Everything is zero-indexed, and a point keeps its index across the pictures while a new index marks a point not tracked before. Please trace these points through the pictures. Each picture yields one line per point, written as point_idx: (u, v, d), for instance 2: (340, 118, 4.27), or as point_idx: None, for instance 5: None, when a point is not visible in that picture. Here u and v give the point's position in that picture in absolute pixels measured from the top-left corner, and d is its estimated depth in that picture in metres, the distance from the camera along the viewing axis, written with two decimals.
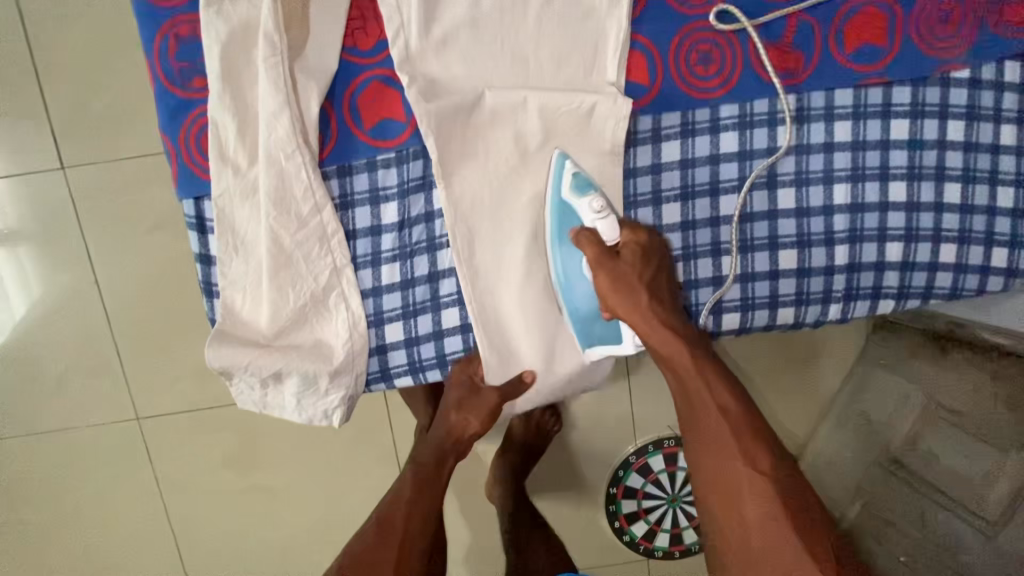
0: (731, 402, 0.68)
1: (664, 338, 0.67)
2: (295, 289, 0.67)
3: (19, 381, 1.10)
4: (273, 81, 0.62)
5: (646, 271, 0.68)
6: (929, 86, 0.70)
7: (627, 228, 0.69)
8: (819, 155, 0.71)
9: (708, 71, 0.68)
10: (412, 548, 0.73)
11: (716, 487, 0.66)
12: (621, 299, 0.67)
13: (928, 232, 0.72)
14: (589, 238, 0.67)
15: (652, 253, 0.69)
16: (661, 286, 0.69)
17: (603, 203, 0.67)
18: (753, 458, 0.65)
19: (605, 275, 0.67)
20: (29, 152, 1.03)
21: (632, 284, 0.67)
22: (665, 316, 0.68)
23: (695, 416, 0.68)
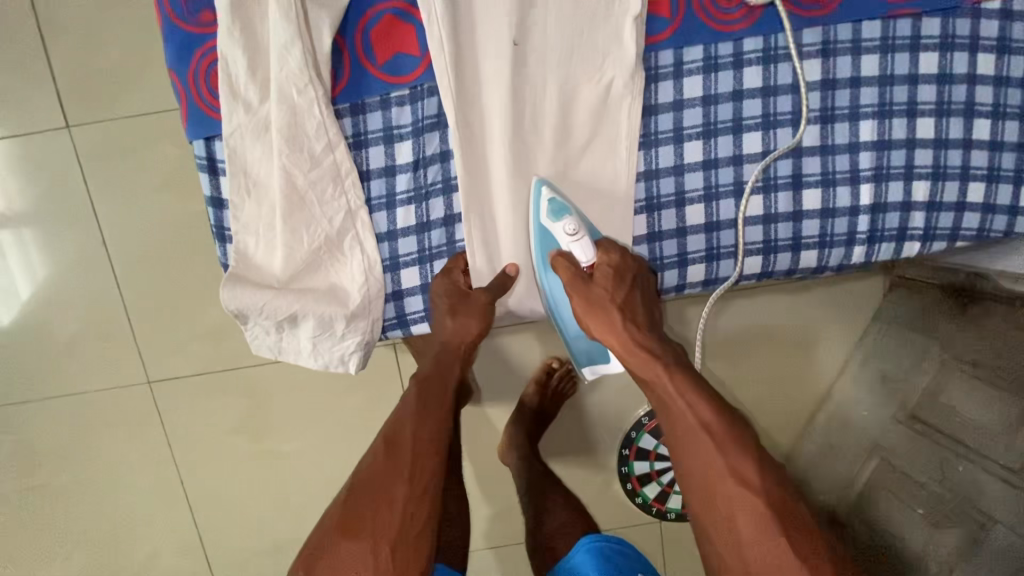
0: (711, 416, 0.64)
1: (640, 358, 0.68)
2: (309, 230, 0.66)
3: (30, 345, 1.09)
4: (283, 11, 0.60)
5: (618, 291, 0.69)
6: (959, 18, 0.68)
7: (600, 248, 0.70)
8: (846, 90, 0.69)
9: (732, 2, 0.66)
10: (427, 469, 0.68)
11: (709, 510, 0.62)
12: (598, 320, 0.70)
13: (956, 170, 0.70)
14: (564, 261, 0.69)
15: (626, 271, 0.69)
16: (635, 307, 0.70)
17: (575, 225, 0.68)
18: (740, 474, 0.61)
19: (580, 298, 0.69)
20: (34, 110, 1.01)
21: (604, 304, 0.69)
22: (637, 337, 0.70)
23: (678, 434, 0.65)
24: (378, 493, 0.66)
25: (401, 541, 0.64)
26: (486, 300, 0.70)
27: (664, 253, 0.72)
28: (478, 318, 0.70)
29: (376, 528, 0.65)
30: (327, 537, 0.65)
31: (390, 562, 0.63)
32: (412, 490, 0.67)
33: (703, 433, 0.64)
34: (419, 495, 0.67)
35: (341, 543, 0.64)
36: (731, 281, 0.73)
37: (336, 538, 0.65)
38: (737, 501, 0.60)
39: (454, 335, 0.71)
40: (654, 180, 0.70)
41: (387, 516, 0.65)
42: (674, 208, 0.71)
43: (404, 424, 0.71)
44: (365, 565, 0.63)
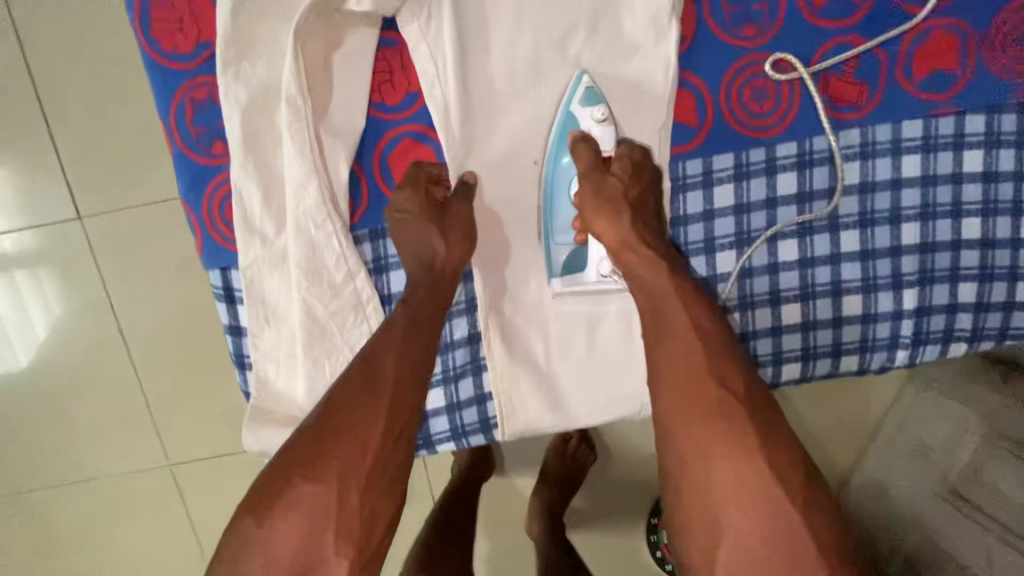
0: (711, 320, 0.54)
1: (643, 258, 0.58)
2: (330, 360, 0.64)
3: (51, 436, 1.09)
4: (298, 148, 0.58)
5: (633, 187, 0.60)
6: (1006, 113, 0.64)
7: (625, 143, 0.62)
8: (886, 193, 0.65)
9: (764, 107, 0.63)
10: (407, 408, 0.56)
11: (683, 413, 0.50)
12: (601, 211, 0.60)
13: (1003, 270, 0.67)
14: (587, 144, 0.61)
15: (644, 169, 0.61)
16: (647, 210, 0.61)
17: (606, 114, 0.61)
18: (727, 382, 0.51)
19: (590, 187, 0.60)
20: (46, 203, 1.00)
21: (614, 196, 0.60)
22: (638, 235, 0.59)
23: (663, 336, 0.54)
24: (339, 429, 0.52)
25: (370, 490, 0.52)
26: (471, 216, 0.62)
27: None
28: (464, 245, 0.62)
29: (343, 469, 0.51)
30: (280, 468, 0.51)
31: (360, 511, 0.51)
32: (389, 427, 0.54)
33: (701, 337, 0.53)
34: (397, 435, 0.55)
35: (294, 481, 0.50)
36: (768, 386, 0.70)
37: (287, 474, 0.51)
38: (719, 424, 0.49)
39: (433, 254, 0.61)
40: None
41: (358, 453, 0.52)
42: None
43: (388, 347, 0.57)
44: (327, 512, 0.50)
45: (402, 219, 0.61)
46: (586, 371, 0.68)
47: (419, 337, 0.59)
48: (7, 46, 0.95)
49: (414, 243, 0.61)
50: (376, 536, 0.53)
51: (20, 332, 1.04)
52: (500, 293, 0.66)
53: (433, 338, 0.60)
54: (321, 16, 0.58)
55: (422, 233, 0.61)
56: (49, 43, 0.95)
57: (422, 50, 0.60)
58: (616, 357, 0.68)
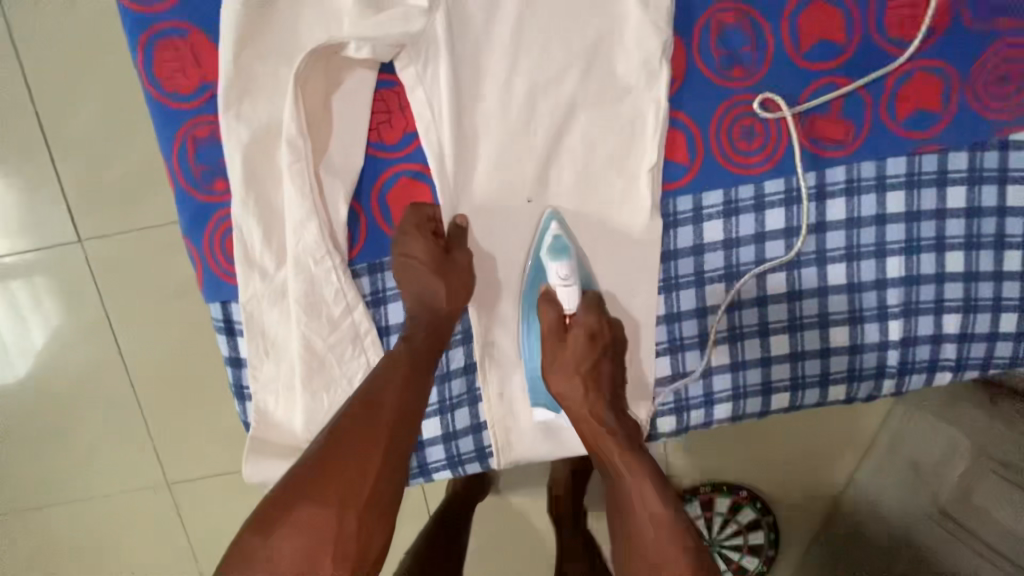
0: (660, 504, 0.56)
1: (597, 433, 0.62)
2: (328, 392, 0.65)
3: (49, 456, 1.09)
4: (298, 187, 0.60)
5: (586, 359, 0.63)
6: (987, 150, 0.66)
7: (586, 302, 0.64)
8: (871, 228, 0.67)
9: (752, 145, 0.65)
10: (403, 439, 0.58)
11: None
12: (558, 376, 0.64)
13: (987, 302, 0.68)
14: (549, 303, 0.65)
15: (600, 335, 0.64)
16: (603, 378, 0.64)
17: (569, 272, 0.63)
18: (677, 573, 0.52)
19: (550, 354, 0.65)
20: (47, 227, 1.01)
21: (570, 369, 0.63)
22: (598, 410, 0.63)
23: (622, 522, 0.58)
24: (342, 456, 0.54)
25: (370, 511, 0.54)
26: (471, 262, 0.64)
27: (690, 395, 0.70)
28: (465, 291, 0.64)
29: (343, 494, 0.53)
30: (284, 494, 0.52)
31: (356, 538, 0.53)
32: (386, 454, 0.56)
33: (652, 525, 0.55)
34: (393, 461, 0.56)
35: (296, 507, 0.52)
36: (758, 415, 0.71)
37: (291, 500, 0.52)
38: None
39: (432, 301, 0.63)
40: (677, 323, 0.69)
41: (358, 479, 0.54)
42: (698, 348, 0.69)
43: (388, 383, 0.59)
44: (325, 539, 0.51)
45: (410, 263, 0.63)
46: None
47: (420, 369, 0.61)
48: (6, 70, 0.95)
49: (416, 290, 0.63)
50: (370, 558, 0.54)
51: (17, 342, 1.05)
52: (498, 324, 0.68)
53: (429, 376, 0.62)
54: (321, 59, 0.60)
55: (424, 281, 0.62)
56: (50, 68, 0.96)
57: (419, 93, 0.61)
58: None
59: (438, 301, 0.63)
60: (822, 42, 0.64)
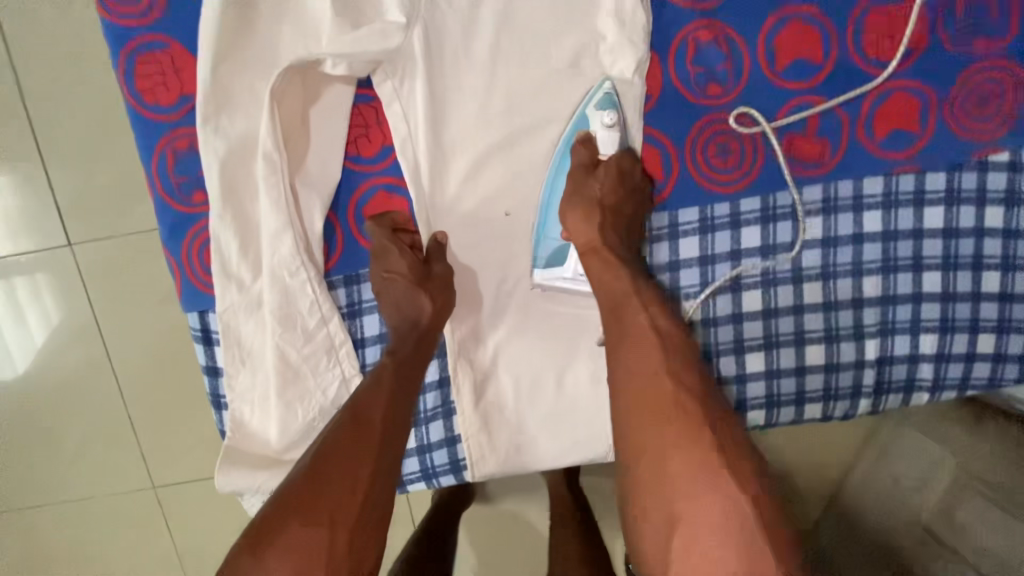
0: (670, 327, 0.55)
1: (606, 265, 0.60)
2: (303, 404, 0.65)
3: (35, 461, 1.06)
4: (274, 200, 0.60)
5: (611, 193, 0.61)
6: (965, 171, 0.65)
7: (622, 152, 0.63)
8: (848, 247, 0.67)
9: (728, 164, 0.65)
10: (394, 455, 0.58)
11: (639, 397, 0.52)
12: (577, 209, 0.62)
13: (965, 322, 0.68)
14: (586, 144, 0.63)
15: (630, 180, 0.63)
16: (620, 221, 0.62)
17: (614, 121, 0.62)
18: (678, 374, 0.52)
19: (574, 188, 0.63)
20: (37, 226, 0.97)
21: (594, 204, 0.61)
22: (608, 239, 0.61)
23: (626, 344, 0.55)
24: (334, 471, 0.53)
25: (362, 528, 0.53)
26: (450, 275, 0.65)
27: None
28: (445, 302, 0.64)
29: (335, 512, 0.52)
30: (275, 513, 0.51)
31: (348, 558, 0.51)
32: (378, 470, 0.55)
33: (664, 344, 0.54)
34: (384, 479, 0.56)
35: (288, 527, 0.50)
36: None
37: (283, 519, 0.50)
38: (674, 422, 0.49)
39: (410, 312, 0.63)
40: None
41: (349, 494, 0.53)
42: None
43: (377, 397, 0.59)
44: (317, 560, 0.49)
45: (391, 280, 0.64)
46: (555, 419, 0.70)
47: (405, 382, 0.61)
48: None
49: (398, 303, 0.64)
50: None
51: (18, 340, 1.01)
52: (472, 339, 0.69)
53: (412, 392, 0.62)
54: (298, 73, 0.60)
55: (404, 296, 0.63)
56: (38, 66, 0.92)
57: (395, 107, 0.62)
58: (583, 401, 0.70)
59: (422, 313, 0.64)
60: (799, 61, 0.64)
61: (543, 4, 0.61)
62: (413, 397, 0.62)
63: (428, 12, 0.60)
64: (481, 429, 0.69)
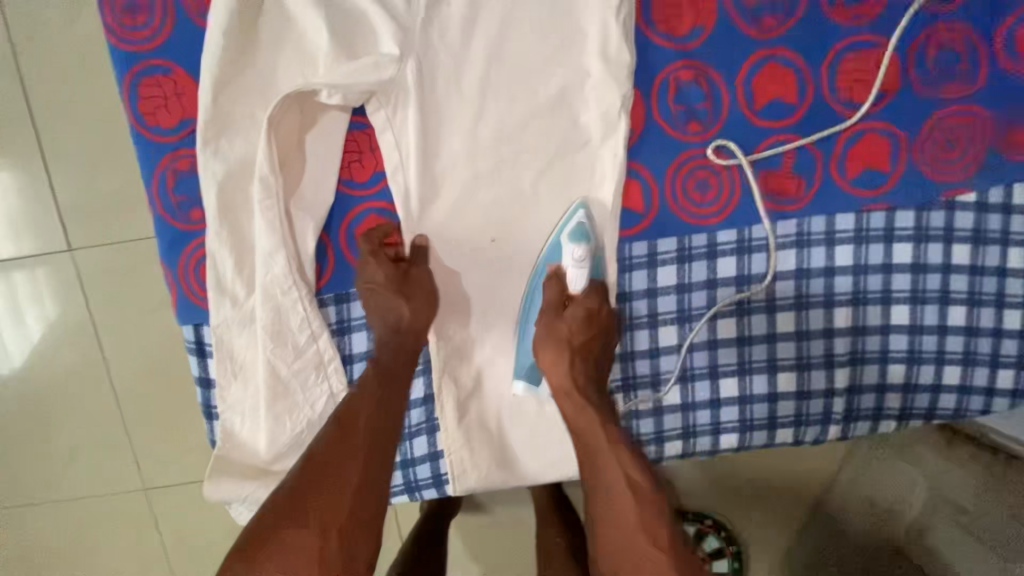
0: (644, 483, 0.58)
1: (579, 408, 0.63)
2: (291, 417, 0.68)
3: (28, 460, 1.07)
4: (269, 221, 0.63)
5: (580, 334, 0.65)
6: (933, 210, 0.68)
7: (591, 286, 0.66)
8: (820, 279, 0.69)
9: (706, 197, 0.68)
10: (382, 457, 0.60)
11: (616, 556, 0.56)
12: (549, 348, 0.65)
13: (931, 354, 0.71)
14: (556, 280, 0.66)
15: (599, 315, 0.66)
16: (591, 356, 0.65)
17: (583, 255, 0.64)
18: (651, 532, 0.56)
19: (544, 325, 0.66)
20: (37, 230, 0.99)
21: (563, 343, 0.65)
22: (581, 378, 0.64)
23: (606, 500, 0.59)
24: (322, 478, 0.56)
25: (352, 529, 0.55)
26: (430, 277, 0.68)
27: (641, 430, 0.72)
28: (427, 305, 0.67)
29: (324, 516, 0.54)
30: (267, 520, 0.54)
31: (339, 556, 0.53)
32: (365, 475, 0.57)
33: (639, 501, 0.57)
34: (373, 483, 0.58)
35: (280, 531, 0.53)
36: (707, 453, 0.73)
37: (274, 523, 0.53)
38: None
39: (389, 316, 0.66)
40: (631, 361, 0.71)
41: (337, 498, 0.55)
42: (650, 388, 0.71)
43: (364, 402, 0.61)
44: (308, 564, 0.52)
45: (372, 292, 0.66)
46: (536, 435, 0.72)
47: (390, 388, 0.63)
48: (4, 80, 0.94)
49: (380, 312, 0.66)
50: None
51: (13, 339, 1.03)
52: (457, 356, 0.71)
53: (400, 398, 0.64)
54: (295, 101, 0.63)
55: (386, 302, 0.66)
56: (45, 74, 0.94)
57: (388, 134, 0.65)
58: (563, 419, 0.72)
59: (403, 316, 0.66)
60: (775, 101, 0.67)
61: (532, 42, 0.64)
62: (402, 402, 0.64)
63: (421, 47, 0.63)
64: (464, 446, 0.71)
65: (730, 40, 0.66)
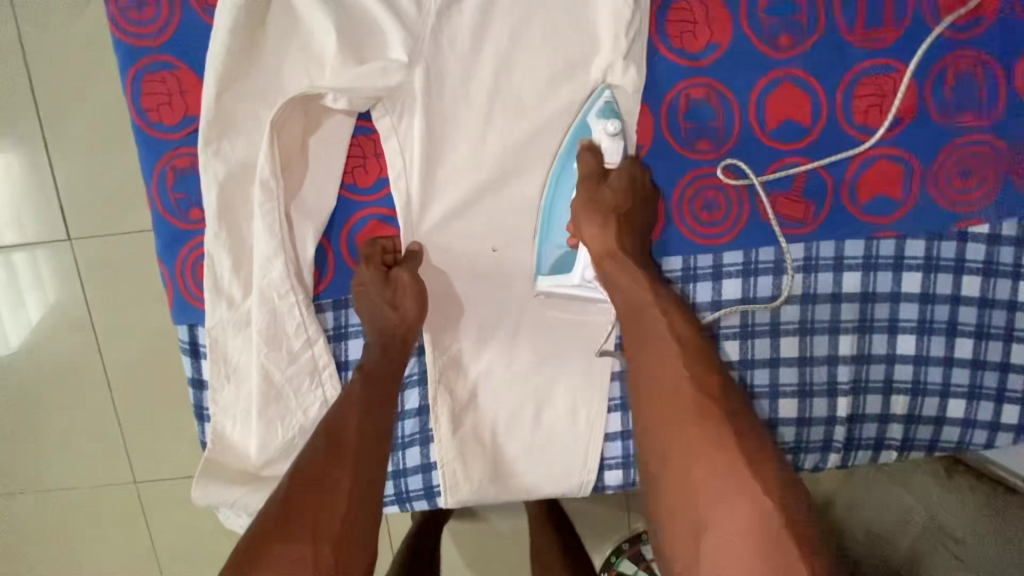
0: (691, 334, 0.58)
1: (623, 270, 0.61)
2: (283, 422, 0.67)
3: (18, 449, 1.06)
4: (268, 224, 0.62)
5: (622, 203, 0.63)
6: (945, 240, 0.67)
7: (627, 160, 0.65)
8: (826, 305, 0.68)
9: (714, 216, 0.67)
10: (374, 466, 0.58)
11: (657, 397, 0.54)
12: (592, 221, 0.62)
13: (936, 387, 0.69)
14: (591, 154, 0.64)
15: (639, 189, 0.64)
16: (633, 230, 0.63)
17: (618, 129, 0.63)
18: (697, 375, 0.55)
19: (584, 193, 0.63)
20: (37, 219, 0.98)
21: (605, 211, 0.62)
22: (624, 245, 0.62)
23: (650, 350, 0.57)
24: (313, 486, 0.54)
25: (348, 539, 0.53)
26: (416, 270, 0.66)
27: None
28: (416, 302, 0.65)
29: (317, 526, 0.52)
30: (259, 538, 0.51)
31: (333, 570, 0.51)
32: (357, 484, 0.56)
33: (685, 350, 0.56)
34: (364, 492, 0.56)
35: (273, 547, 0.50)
36: None
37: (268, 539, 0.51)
38: (701, 418, 0.52)
39: (382, 325, 0.65)
40: None
41: (330, 511, 0.53)
42: None
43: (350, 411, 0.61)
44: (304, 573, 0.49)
45: (363, 291, 0.66)
46: (530, 452, 0.71)
47: (377, 393, 0.63)
48: (10, 67, 0.94)
49: (373, 320, 0.66)
50: None
51: (8, 326, 1.02)
52: (453, 368, 0.70)
53: (387, 405, 0.63)
54: (301, 103, 0.62)
55: (374, 305, 0.65)
56: (52, 64, 0.94)
57: (392, 141, 0.64)
58: (559, 437, 0.71)
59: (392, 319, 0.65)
60: (789, 121, 0.65)
61: (544, 53, 0.63)
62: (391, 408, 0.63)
63: (430, 53, 0.62)
64: (456, 458, 0.70)
65: (745, 58, 0.65)
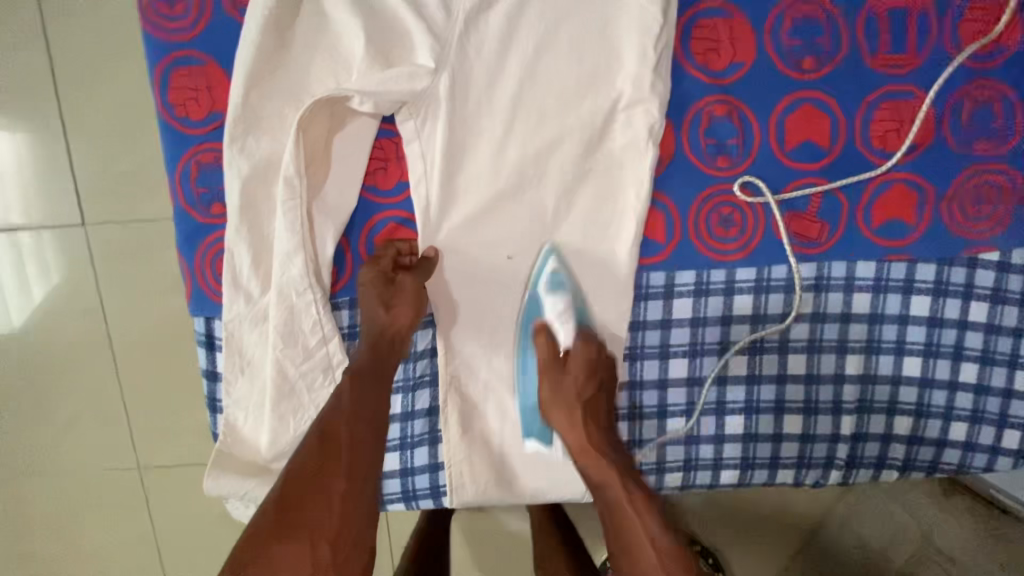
0: (666, 537, 0.59)
1: (599, 465, 0.62)
2: (295, 417, 0.68)
3: (23, 431, 1.07)
4: (289, 223, 0.63)
5: (586, 386, 0.65)
6: (955, 265, 0.68)
7: (582, 335, 0.67)
8: (835, 324, 0.69)
9: (729, 233, 0.67)
10: (368, 459, 0.60)
11: None
12: (559, 410, 0.65)
13: (940, 409, 0.70)
14: (546, 334, 0.67)
15: (600, 366, 0.66)
16: (601, 409, 0.66)
17: (565, 305, 0.67)
18: None
19: (548, 383, 0.66)
20: (52, 204, 0.99)
21: (570, 403, 0.65)
22: (596, 439, 0.64)
23: (625, 549, 0.60)
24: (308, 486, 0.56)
25: (344, 533, 0.56)
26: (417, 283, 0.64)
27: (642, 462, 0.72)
28: (410, 309, 0.65)
29: (315, 525, 0.55)
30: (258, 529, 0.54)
31: (332, 568, 0.55)
32: (353, 480, 0.58)
33: (662, 559, 0.58)
34: (359, 485, 0.58)
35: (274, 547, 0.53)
36: (706, 487, 0.73)
37: (269, 535, 0.54)
38: None
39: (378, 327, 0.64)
40: (638, 391, 0.71)
41: (326, 510, 0.56)
42: (655, 418, 0.71)
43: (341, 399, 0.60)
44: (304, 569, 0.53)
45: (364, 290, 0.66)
46: (536, 457, 0.72)
47: (365, 385, 0.62)
48: (34, 51, 0.94)
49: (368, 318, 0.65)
50: None
51: (17, 309, 1.03)
52: (465, 370, 0.71)
53: (376, 400, 0.62)
54: (327, 105, 0.63)
55: (370, 306, 0.64)
56: (75, 49, 0.94)
57: (414, 146, 0.65)
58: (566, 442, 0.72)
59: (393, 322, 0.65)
60: (807, 143, 0.66)
61: (568, 64, 0.64)
62: (383, 399, 0.63)
63: (456, 60, 0.63)
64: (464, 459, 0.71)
65: (767, 79, 0.66)
